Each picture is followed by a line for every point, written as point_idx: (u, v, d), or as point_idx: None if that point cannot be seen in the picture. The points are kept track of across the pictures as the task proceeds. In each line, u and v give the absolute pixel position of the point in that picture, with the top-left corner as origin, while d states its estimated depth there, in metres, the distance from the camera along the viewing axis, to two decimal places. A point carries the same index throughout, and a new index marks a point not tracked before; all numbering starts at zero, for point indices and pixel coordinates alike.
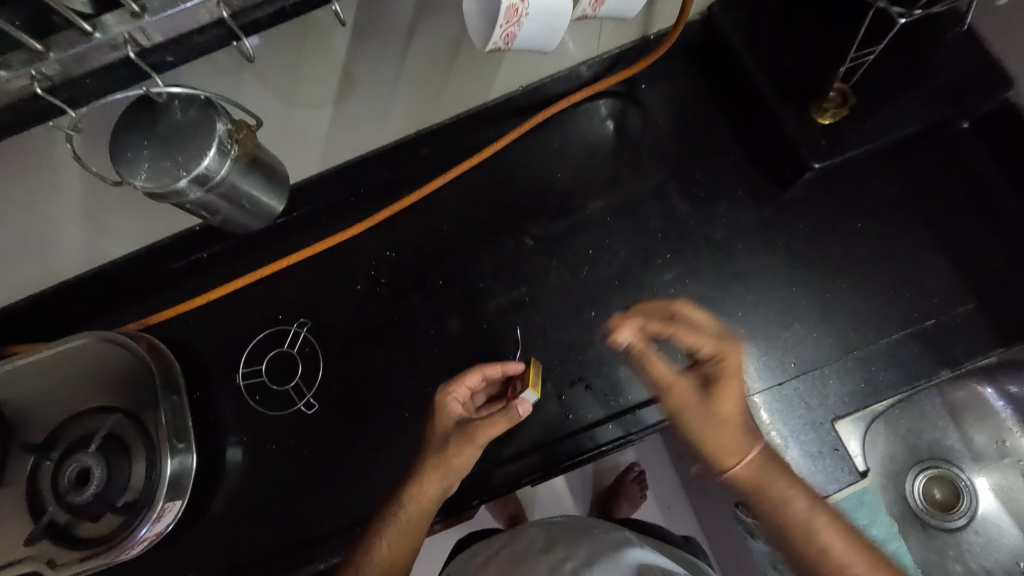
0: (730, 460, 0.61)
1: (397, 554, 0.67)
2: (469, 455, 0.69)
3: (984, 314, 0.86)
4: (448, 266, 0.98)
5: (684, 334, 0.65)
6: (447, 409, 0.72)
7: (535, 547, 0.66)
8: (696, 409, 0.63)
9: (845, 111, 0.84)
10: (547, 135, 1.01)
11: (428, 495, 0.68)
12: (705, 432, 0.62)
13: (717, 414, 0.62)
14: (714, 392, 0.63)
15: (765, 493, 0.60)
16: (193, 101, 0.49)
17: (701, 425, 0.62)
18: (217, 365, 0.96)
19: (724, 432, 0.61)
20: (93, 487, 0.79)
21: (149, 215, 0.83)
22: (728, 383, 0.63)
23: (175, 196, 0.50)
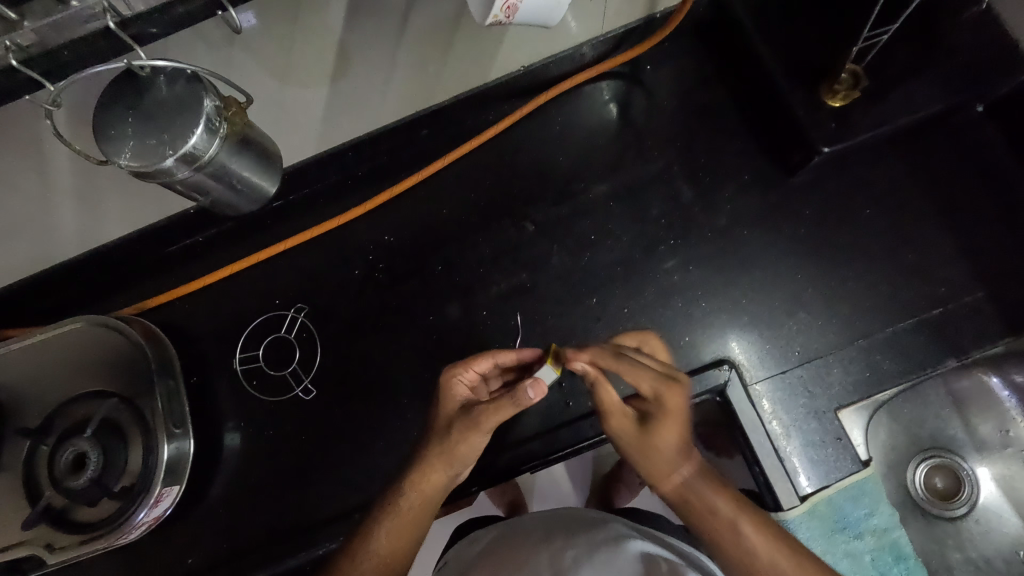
0: (662, 483, 0.63)
1: (398, 542, 0.65)
2: (473, 439, 0.65)
3: (992, 303, 0.85)
4: (448, 251, 0.97)
5: (624, 371, 0.63)
6: (453, 393, 0.68)
7: (535, 538, 0.64)
8: (633, 439, 0.64)
9: (857, 94, 0.82)
10: (549, 117, 0.99)
11: (433, 483, 0.66)
12: (640, 459, 0.64)
13: (654, 446, 0.63)
14: (650, 427, 0.63)
15: (694, 509, 0.62)
16: (179, 75, 0.48)
17: (637, 452, 0.64)
18: (214, 350, 0.95)
19: (656, 460, 0.63)
20: (88, 472, 0.79)
21: (140, 197, 0.81)
22: (664, 417, 0.62)
23: (161, 174, 0.49)
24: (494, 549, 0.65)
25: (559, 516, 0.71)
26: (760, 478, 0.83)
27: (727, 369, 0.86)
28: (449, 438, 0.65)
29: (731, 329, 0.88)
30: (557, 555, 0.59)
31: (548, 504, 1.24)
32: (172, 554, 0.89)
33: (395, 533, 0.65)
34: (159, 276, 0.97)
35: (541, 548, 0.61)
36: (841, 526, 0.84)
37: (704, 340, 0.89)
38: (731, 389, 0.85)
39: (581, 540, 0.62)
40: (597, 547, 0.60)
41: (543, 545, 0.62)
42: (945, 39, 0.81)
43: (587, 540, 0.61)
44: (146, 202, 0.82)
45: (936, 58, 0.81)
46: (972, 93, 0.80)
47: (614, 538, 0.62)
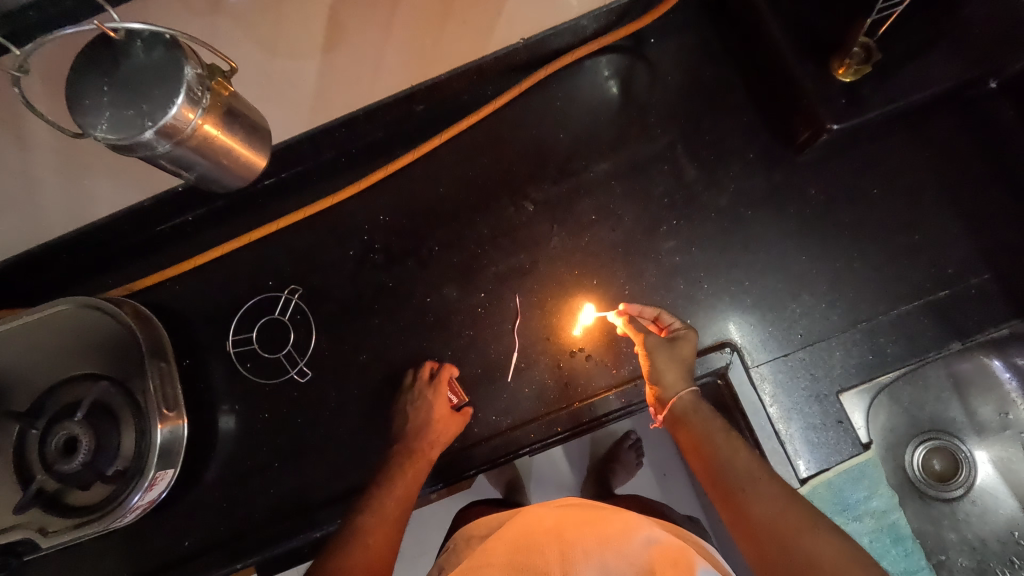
0: (677, 387, 0.72)
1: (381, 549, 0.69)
2: (450, 441, 0.85)
3: (999, 285, 0.83)
4: (445, 231, 0.94)
5: (660, 315, 0.81)
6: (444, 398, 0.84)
7: (546, 527, 0.62)
8: (661, 350, 0.76)
9: (868, 68, 0.79)
10: (548, 93, 0.96)
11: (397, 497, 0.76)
12: (661, 368, 0.74)
13: (676, 357, 0.75)
14: (677, 343, 0.77)
15: (696, 417, 0.68)
16: (158, 41, 0.45)
17: (663, 360, 0.75)
18: (207, 332, 0.94)
19: (676, 370, 0.74)
20: (81, 457, 0.77)
21: (124, 174, 0.78)
22: (689, 341, 0.77)
23: (141, 147, 0.46)
24: (504, 540, 0.63)
25: (572, 506, 0.69)
26: None
27: (729, 352, 0.84)
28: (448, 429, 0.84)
29: (733, 311, 0.87)
30: (568, 549, 0.56)
31: (545, 486, 1.24)
32: (169, 537, 0.88)
33: (381, 527, 0.72)
34: (149, 256, 0.94)
35: (550, 540, 0.59)
36: (841, 509, 0.83)
37: (706, 323, 0.87)
38: (732, 372, 0.84)
39: (592, 532, 0.59)
40: (608, 540, 0.57)
41: (554, 536, 0.59)
42: (958, 11, 0.78)
43: (599, 532, 0.59)
44: (131, 179, 0.79)
45: (950, 31, 0.78)
46: (987, 68, 0.78)
47: (627, 529, 0.60)
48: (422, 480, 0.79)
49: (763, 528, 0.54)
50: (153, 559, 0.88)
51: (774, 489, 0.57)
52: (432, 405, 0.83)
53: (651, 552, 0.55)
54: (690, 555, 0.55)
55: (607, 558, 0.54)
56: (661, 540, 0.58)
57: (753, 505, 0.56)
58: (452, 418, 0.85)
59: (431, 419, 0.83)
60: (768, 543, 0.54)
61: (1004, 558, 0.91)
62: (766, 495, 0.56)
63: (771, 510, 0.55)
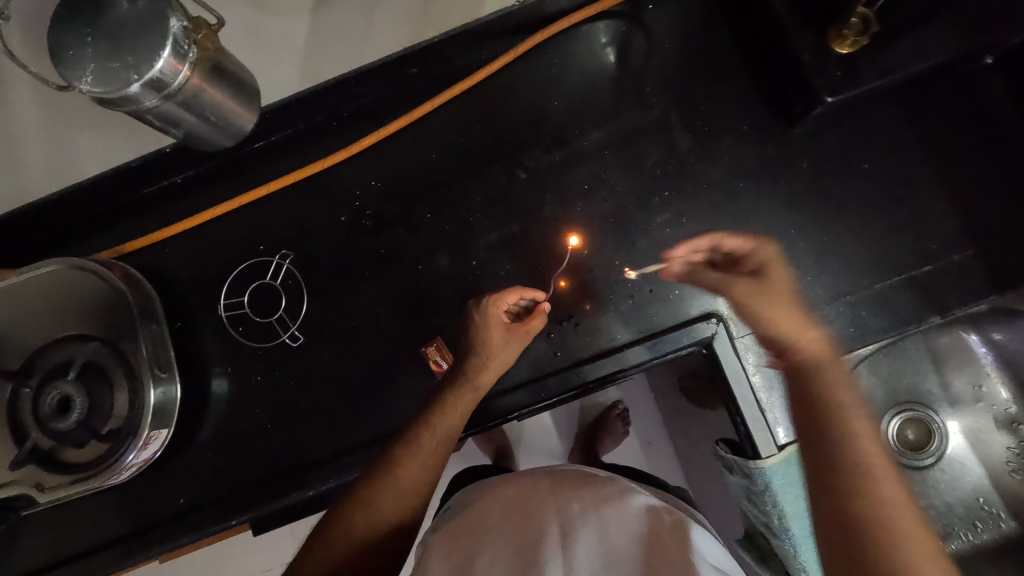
0: (797, 333, 0.62)
1: (415, 481, 0.67)
2: (505, 360, 0.78)
3: (981, 260, 0.84)
4: (437, 198, 0.94)
5: (726, 242, 0.72)
6: (498, 319, 0.78)
7: (543, 490, 0.65)
8: (756, 292, 0.65)
9: (865, 40, 0.77)
10: (544, 59, 0.94)
11: (437, 438, 0.70)
12: (772, 311, 0.64)
13: (773, 294, 0.65)
14: (766, 278, 0.67)
15: (812, 372, 0.59)
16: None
17: (764, 301, 0.64)
18: (198, 295, 0.94)
19: (786, 308, 0.64)
20: (75, 416, 0.78)
21: (109, 132, 0.76)
22: (773, 267, 0.67)
23: (128, 100, 0.50)
24: (502, 499, 0.66)
25: (569, 472, 0.71)
26: (740, 426, 0.84)
27: (714, 323, 0.86)
28: (503, 352, 0.78)
29: None
30: (564, 508, 0.60)
31: (535, 451, 1.28)
32: (164, 495, 0.90)
33: (415, 459, 0.68)
34: (135, 218, 0.94)
35: (548, 499, 0.63)
36: None
37: (693, 294, 0.88)
38: (718, 342, 0.86)
39: (589, 494, 0.63)
40: (603, 502, 0.62)
41: (552, 497, 0.63)
42: None
43: (594, 493, 0.63)
44: (116, 136, 0.78)
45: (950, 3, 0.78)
46: (981, 43, 0.78)
47: (620, 494, 0.64)
48: (469, 411, 0.75)
49: (849, 479, 0.52)
50: (151, 515, 0.90)
51: (881, 464, 0.52)
52: (484, 326, 0.78)
53: (644, 518, 0.60)
54: (685, 529, 0.61)
55: (603, 516, 0.59)
56: (652, 510, 0.62)
57: (851, 479, 0.51)
58: (509, 339, 0.79)
59: (488, 342, 0.78)
60: (851, 498, 0.51)
61: (969, 522, 0.95)
62: (870, 475, 0.51)
63: (873, 488, 0.50)
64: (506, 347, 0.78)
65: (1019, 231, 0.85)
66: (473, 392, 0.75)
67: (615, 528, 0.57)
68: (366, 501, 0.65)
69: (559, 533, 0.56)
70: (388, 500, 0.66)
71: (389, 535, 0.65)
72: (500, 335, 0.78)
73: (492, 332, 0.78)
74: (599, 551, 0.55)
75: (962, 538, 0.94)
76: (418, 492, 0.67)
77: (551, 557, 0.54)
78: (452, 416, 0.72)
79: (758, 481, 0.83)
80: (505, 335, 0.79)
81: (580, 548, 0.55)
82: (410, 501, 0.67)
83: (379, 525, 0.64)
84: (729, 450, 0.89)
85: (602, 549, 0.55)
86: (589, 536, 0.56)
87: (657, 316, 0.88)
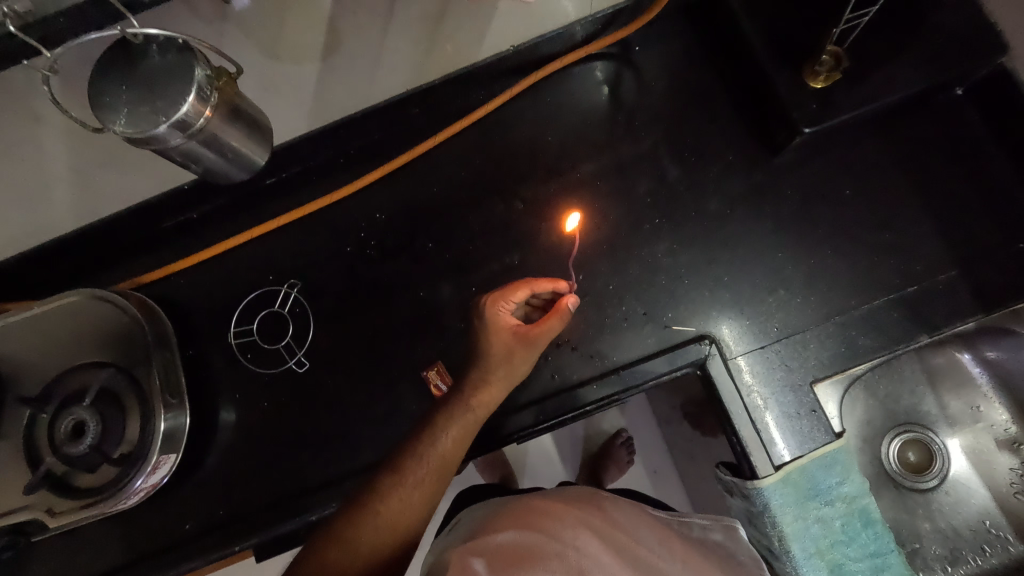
0: None
1: (409, 502, 0.75)
2: (511, 364, 0.82)
3: (967, 282, 0.87)
4: (439, 229, 0.99)
5: None
6: (504, 327, 0.82)
7: (552, 504, 0.72)
8: None
9: (837, 75, 0.84)
10: (540, 97, 1.00)
11: (445, 449, 0.79)
12: None
13: None
14: None
15: None
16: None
17: None
18: (209, 322, 0.98)
19: None
20: (88, 439, 0.82)
21: (134, 171, 0.82)
22: None
23: (154, 140, 0.53)
24: (512, 508, 0.72)
25: (565, 491, 0.79)
26: (737, 446, 0.86)
27: (709, 344, 0.88)
28: (509, 360, 0.82)
29: (715, 306, 0.91)
30: (575, 520, 0.69)
31: (537, 478, 1.28)
32: (169, 521, 0.92)
33: (402, 485, 0.76)
34: (154, 250, 0.99)
35: (560, 511, 0.70)
36: (813, 494, 0.84)
37: (687, 317, 0.91)
38: (711, 363, 0.88)
39: (589, 512, 0.72)
40: (605, 522, 0.71)
41: (562, 511, 0.70)
42: (925, 20, 0.83)
43: (594, 512, 0.73)
44: (139, 173, 0.84)
45: (917, 40, 0.83)
46: (950, 74, 0.82)
47: (613, 514, 0.74)
48: (472, 426, 0.81)
49: None
50: (156, 542, 0.91)
51: None
52: (492, 335, 0.82)
53: (637, 540, 0.71)
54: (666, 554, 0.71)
55: (608, 533, 0.69)
56: (638, 532, 0.73)
57: None
58: (516, 344, 0.82)
59: (491, 354, 0.82)
60: None
61: (976, 546, 0.94)
62: None
63: None
64: (511, 355, 0.82)
65: (1002, 251, 0.87)
66: (474, 407, 0.80)
67: (618, 546, 0.68)
68: (353, 526, 0.74)
69: (574, 542, 0.65)
70: (369, 529, 0.73)
71: (381, 561, 0.73)
72: (506, 340, 0.82)
73: (496, 341, 0.82)
74: (608, 561, 0.64)
75: (970, 563, 0.94)
76: (411, 517, 0.75)
77: (569, 559, 0.63)
78: (451, 434, 0.79)
79: (758, 502, 0.85)
80: (515, 338, 0.82)
81: (592, 556, 0.64)
82: (396, 529, 0.74)
83: (364, 557, 0.72)
84: (729, 472, 0.91)
85: (609, 557, 0.65)
86: (602, 546, 0.66)
87: (653, 339, 0.91)
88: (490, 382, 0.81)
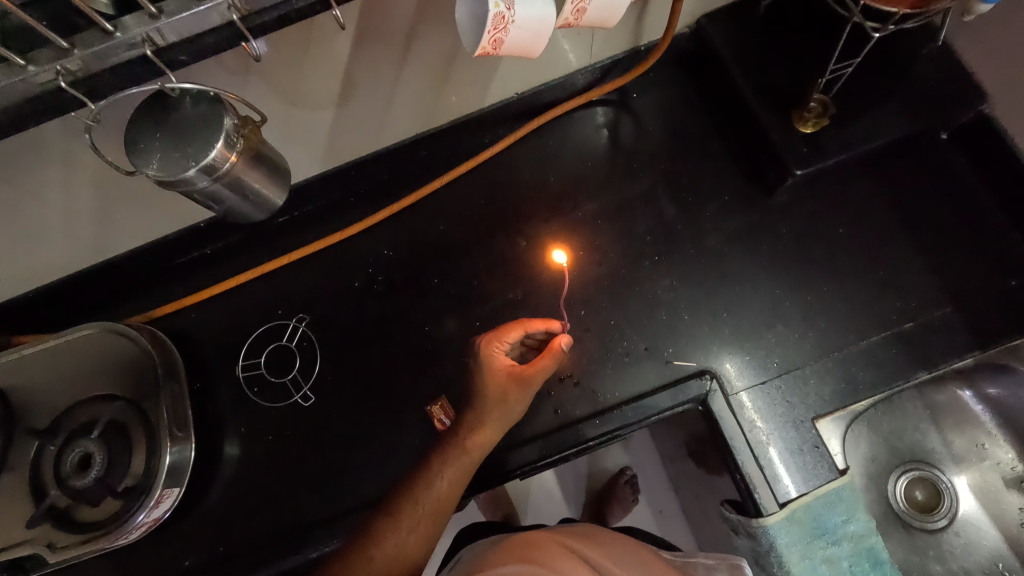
0: None
1: (408, 545, 0.80)
2: (504, 404, 0.84)
3: (961, 319, 0.88)
4: (444, 265, 1.02)
5: None
6: (499, 368, 0.84)
7: (552, 543, 0.70)
8: None
9: (825, 120, 0.88)
10: (542, 140, 1.05)
11: (441, 492, 0.82)
12: None
13: None
14: None
15: None
16: (218, 7, 0.50)
17: None
18: (218, 356, 0.99)
19: None
20: (94, 472, 0.82)
21: (154, 209, 0.86)
22: None
23: (182, 183, 0.55)
24: (510, 544, 0.70)
25: (570, 530, 0.77)
26: (741, 483, 0.86)
27: (710, 380, 0.89)
28: (503, 400, 0.84)
29: (715, 341, 0.92)
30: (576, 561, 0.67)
31: (540, 517, 1.26)
32: (168, 558, 0.91)
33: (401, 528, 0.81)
34: (167, 285, 1.01)
35: (561, 550, 0.68)
36: (820, 533, 0.83)
37: (688, 352, 0.92)
38: (713, 399, 0.89)
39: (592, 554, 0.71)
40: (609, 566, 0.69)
41: (562, 551, 0.68)
42: (907, 70, 0.88)
43: (597, 554, 0.71)
44: (158, 211, 0.88)
45: (900, 88, 0.87)
46: (933, 120, 0.87)
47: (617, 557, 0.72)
48: (467, 467, 0.83)
49: None
50: None
51: None
52: (487, 376, 0.85)
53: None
54: None
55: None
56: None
57: None
58: (511, 384, 0.83)
59: (485, 395, 0.85)
60: None
61: None
62: None
63: None
64: (506, 395, 0.84)
65: (994, 289, 0.89)
66: (469, 448, 0.83)
67: None
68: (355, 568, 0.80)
69: None
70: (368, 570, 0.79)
71: None
72: (500, 381, 0.84)
73: (490, 383, 0.84)
74: None
75: None
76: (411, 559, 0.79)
77: None
78: (447, 476, 0.83)
79: (764, 541, 0.84)
80: (508, 379, 0.83)
81: None
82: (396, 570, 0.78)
83: None
84: (735, 509, 0.90)
85: None
86: None
87: (654, 374, 0.92)
88: (484, 424, 0.84)
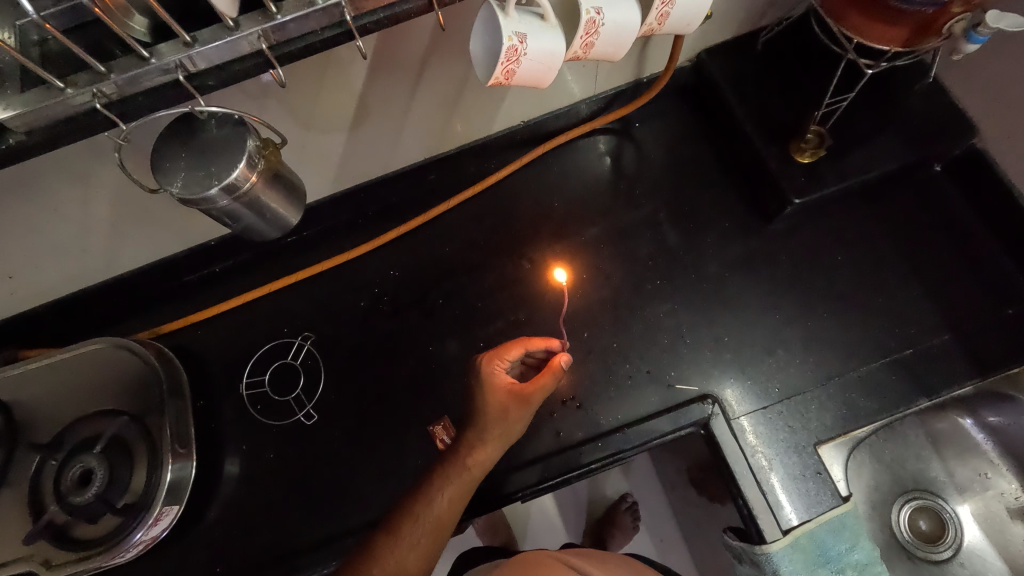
0: None
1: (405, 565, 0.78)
2: (504, 421, 0.83)
3: (960, 347, 0.90)
4: (449, 286, 1.03)
5: None
6: (499, 384, 0.83)
7: (553, 561, 0.69)
8: None
9: (822, 151, 0.91)
10: (547, 166, 1.08)
11: (439, 511, 0.81)
12: None
13: None
14: None
15: None
16: (248, 37, 0.53)
17: None
18: (222, 373, 1.00)
19: None
20: (94, 487, 0.82)
21: (169, 227, 0.88)
22: None
23: (204, 202, 0.57)
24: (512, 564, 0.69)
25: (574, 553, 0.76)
26: (744, 509, 0.86)
27: (711, 404, 0.90)
28: (504, 417, 0.83)
29: (716, 366, 0.93)
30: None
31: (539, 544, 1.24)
32: None
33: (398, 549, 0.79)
34: (175, 302, 1.03)
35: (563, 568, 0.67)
36: (824, 561, 0.82)
37: (689, 376, 0.93)
38: (715, 423, 0.89)
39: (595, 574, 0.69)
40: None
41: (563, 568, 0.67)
42: (900, 105, 0.91)
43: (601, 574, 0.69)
44: (172, 229, 0.90)
45: (894, 122, 0.91)
46: (927, 153, 0.90)
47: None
48: (467, 484, 0.82)
49: None
50: None
51: None
52: (488, 393, 0.83)
53: None
54: None
55: None
56: None
57: None
58: (511, 402, 0.83)
59: (484, 412, 0.84)
60: None
61: None
62: None
63: None
64: (506, 412, 0.83)
65: (991, 318, 0.91)
66: (469, 466, 0.83)
67: None
68: None
69: None
70: None
71: None
72: (501, 398, 0.83)
73: (489, 400, 0.83)
74: None
75: None
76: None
77: None
78: (447, 494, 0.82)
79: (767, 568, 0.84)
80: (509, 395, 0.83)
81: None
82: None
83: None
84: (737, 537, 0.89)
85: None
86: None
87: (656, 397, 0.92)
88: (484, 441, 0.83)
